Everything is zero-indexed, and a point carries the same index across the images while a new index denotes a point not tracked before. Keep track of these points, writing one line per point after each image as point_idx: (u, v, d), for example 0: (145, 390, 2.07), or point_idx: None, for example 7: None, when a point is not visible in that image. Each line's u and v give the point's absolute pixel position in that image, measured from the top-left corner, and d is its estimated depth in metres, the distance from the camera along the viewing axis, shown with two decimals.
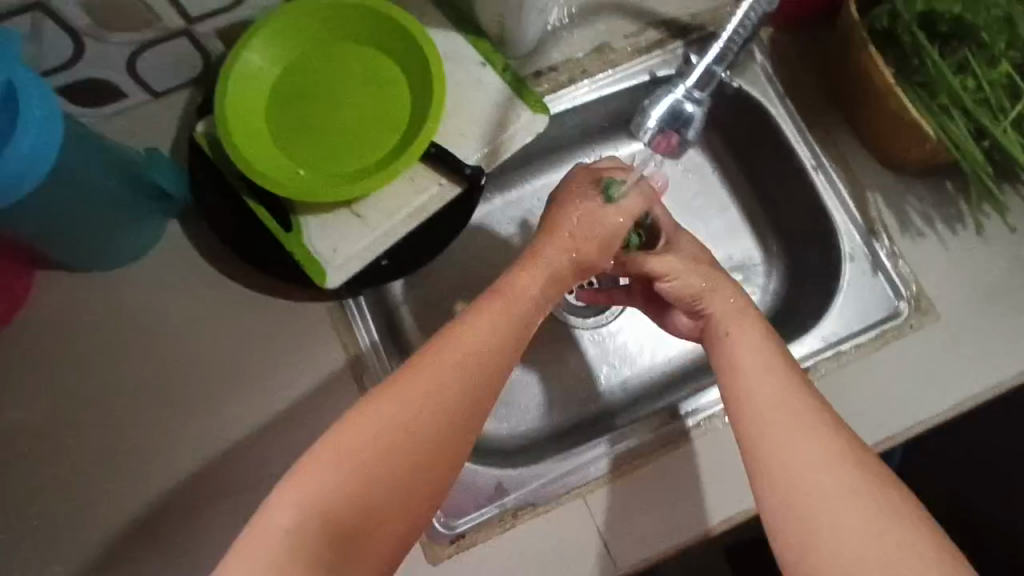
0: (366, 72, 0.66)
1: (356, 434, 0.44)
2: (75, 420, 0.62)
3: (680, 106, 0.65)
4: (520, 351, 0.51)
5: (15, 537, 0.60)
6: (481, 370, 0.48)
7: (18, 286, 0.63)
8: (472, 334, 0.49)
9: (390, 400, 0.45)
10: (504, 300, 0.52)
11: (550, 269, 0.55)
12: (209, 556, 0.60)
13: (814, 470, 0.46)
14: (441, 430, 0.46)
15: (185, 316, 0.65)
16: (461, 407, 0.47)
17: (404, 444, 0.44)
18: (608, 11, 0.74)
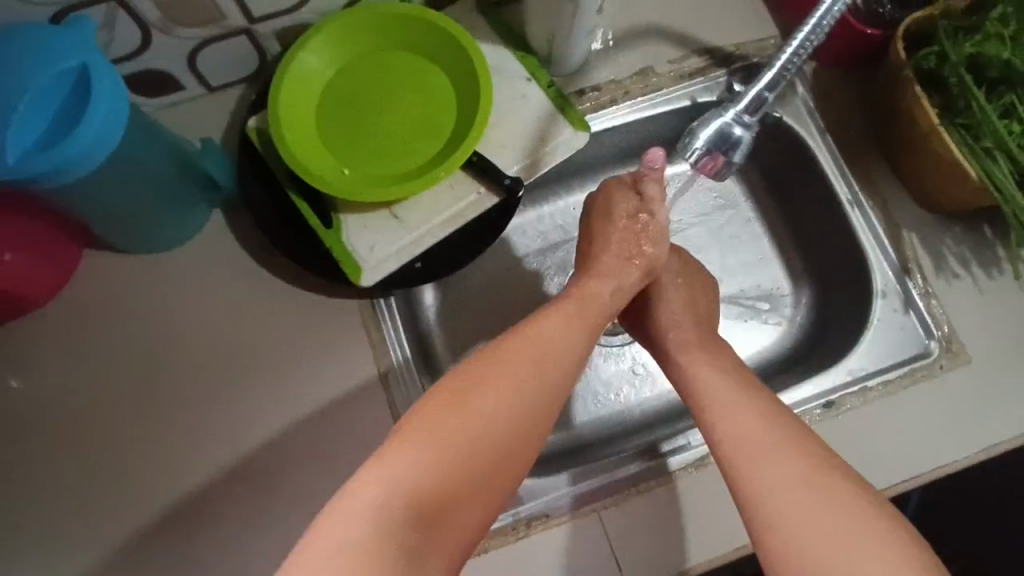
0: (416, 80, 0.67)
1: (446, 417, 0.46)
2: (107, 397, 0.64)
3: (726, 130, 0.57)
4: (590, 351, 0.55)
5: (42, 507, 0.61)
6: (558, 368, 0.52)
7: (67, 262, 0.65)
8: (549, 333, 0.53)
9: (477, 389, 0.48)
10: (576, 306, 0.57)
11: (614, 281, 0.61)
12: (227, 539, 0.61)
13: (801, 505, 0.47)
14: (524, 414, 0.48)
15: (222, 303, 0.67)
16: (542, 395, 0.50)
17: (489, 428, 0.47)
18: (654, 36, 0.76)
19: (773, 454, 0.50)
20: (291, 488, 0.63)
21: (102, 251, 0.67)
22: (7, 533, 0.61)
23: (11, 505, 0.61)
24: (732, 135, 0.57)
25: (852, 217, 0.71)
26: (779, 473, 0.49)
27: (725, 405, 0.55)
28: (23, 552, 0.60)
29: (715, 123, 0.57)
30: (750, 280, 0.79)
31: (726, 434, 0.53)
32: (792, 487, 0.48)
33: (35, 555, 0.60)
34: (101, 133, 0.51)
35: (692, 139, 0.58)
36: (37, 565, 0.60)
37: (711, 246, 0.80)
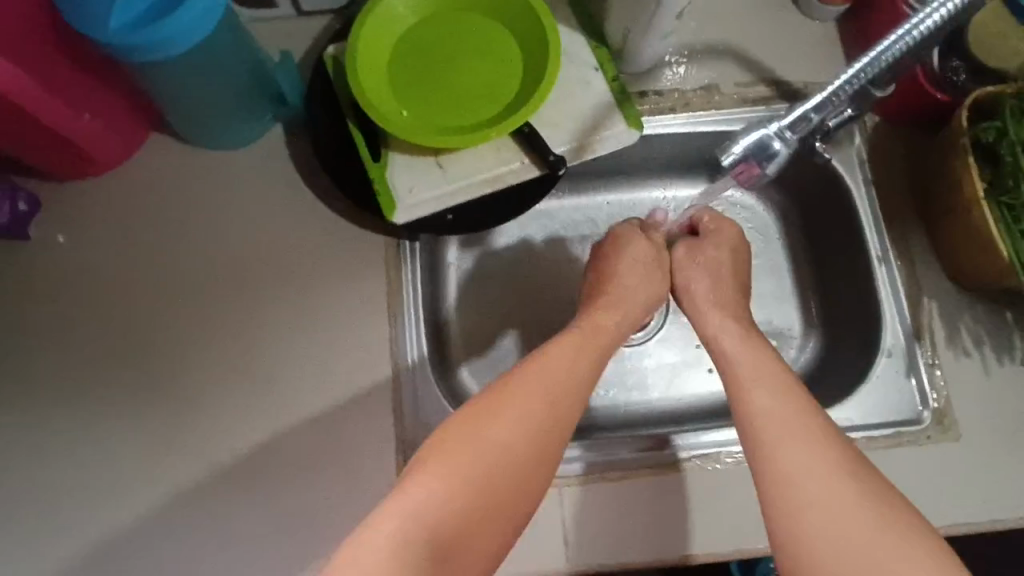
0: (490, 42, 0.70)
1: (452, 449, 0.48)
2: (150, 272, 0.70)
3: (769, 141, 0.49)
4: (593, 387, 0.55)
5: (72, 354, 0.68)
6: (564, 397, 0.52)
7: (135, 139, 0.71)
8: (554, 360, 0.54)
9: (483, 422, 0.49)
10: (585, 336, 0.58)
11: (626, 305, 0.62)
12: (217, 417, 0.67)
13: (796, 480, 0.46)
14: (527, 456, 0.49)
15: (263, 209, 0.72)
16: (542, 434, 0.50)
17: (501, 460, 0.48)
18: (727, 57, 0.77)
19: (782, 446, 0.48)
20: (287, 390, 0.68)
21: (173, 139, 0.73)
22: (38, 368, 0.68)
23: (45, 345, 0.68)
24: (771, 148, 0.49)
25: (876, 272, 0.72)
26: (814, 479, 0.46)
27: (754, 381, 0.53)
28: (46, 388, 0.67)
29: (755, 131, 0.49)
30: (763, 314, 0.80)
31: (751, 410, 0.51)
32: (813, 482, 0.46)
33: (56, 393, 0.67)
34: (209, 9, 0.56)
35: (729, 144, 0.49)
36: (56, 403, 0.67)
37: None
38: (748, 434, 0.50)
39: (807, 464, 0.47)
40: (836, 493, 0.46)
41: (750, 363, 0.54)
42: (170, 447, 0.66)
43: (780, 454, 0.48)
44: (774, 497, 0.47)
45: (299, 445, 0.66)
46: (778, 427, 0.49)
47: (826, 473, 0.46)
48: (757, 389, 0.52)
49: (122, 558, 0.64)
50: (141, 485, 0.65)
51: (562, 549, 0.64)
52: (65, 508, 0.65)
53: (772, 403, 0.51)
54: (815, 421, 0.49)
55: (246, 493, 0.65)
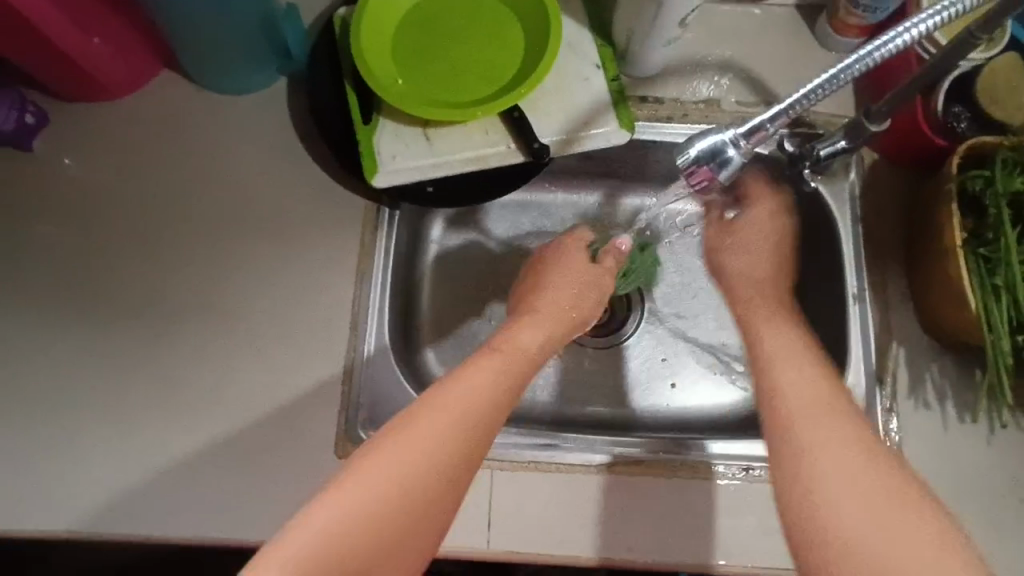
0: (494, 26, 0.71)
1: (366, 469, 0.49)
2: (139, 202, 0.73)
3: (724, 149, 0.47)
4: (515, 402, 0.58)
5: (54, 269, 0.71)
6: (479, 416, 0.54)
7: (145, 71, 0.74)
8: (473, 380, 0.56)
9: (398, 443, 0.51)
10: (505, 354, 0.61)
11: (548, 323, 0.67)
12: (175, 347, 0.69)
13: (819, 454, 0.50)
14: (451, 465, 0.51)
15: (254, 156, 0.74)
16: (454, 452, 0.52)
17: (413, 480, 0.50)
18: (733, 74, 0.77)
19: (817, 425, 0.52)
20: (247, 333, 0.70)
21: (181, 79, 0.76)
22: (20, 277, 0.70)
23: (30, 256, 0.71)
24: (726, 156, 0.47)
25: (850, 310, 0.70)
26: (831, 457, 0.49)
27: (790, 375, 0.57)
28: (24, 297, 0.70)
29: (711, 135, 0.47)
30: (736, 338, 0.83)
31: (786, 391, 0.55)
32: (829, 460, 0.49)
33: (32, 303, 0.70)
34: None
35: (682, 146, 0.47)
36: (31, 313, 0.70)
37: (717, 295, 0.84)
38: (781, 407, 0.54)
39: (828, 439, 0.50)
40: (850, 474, 0.48)
41: (783, 346, 0.60)
42: (129, 370, 0.68)
43: (805, 432, 0.52)
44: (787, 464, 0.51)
45: (251, 388, 0.68)
46: (807, 410, 0.53)
47: (841, 449, 0.49)
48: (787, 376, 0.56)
49: (64, 470, 0.66)
50: (94, 402, 0.67)
51: (484, 530, 0.64)
52: (20, 414, 0.67)
53: (804, 387, 0.55)
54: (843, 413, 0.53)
55: (191, 425, 0.67)
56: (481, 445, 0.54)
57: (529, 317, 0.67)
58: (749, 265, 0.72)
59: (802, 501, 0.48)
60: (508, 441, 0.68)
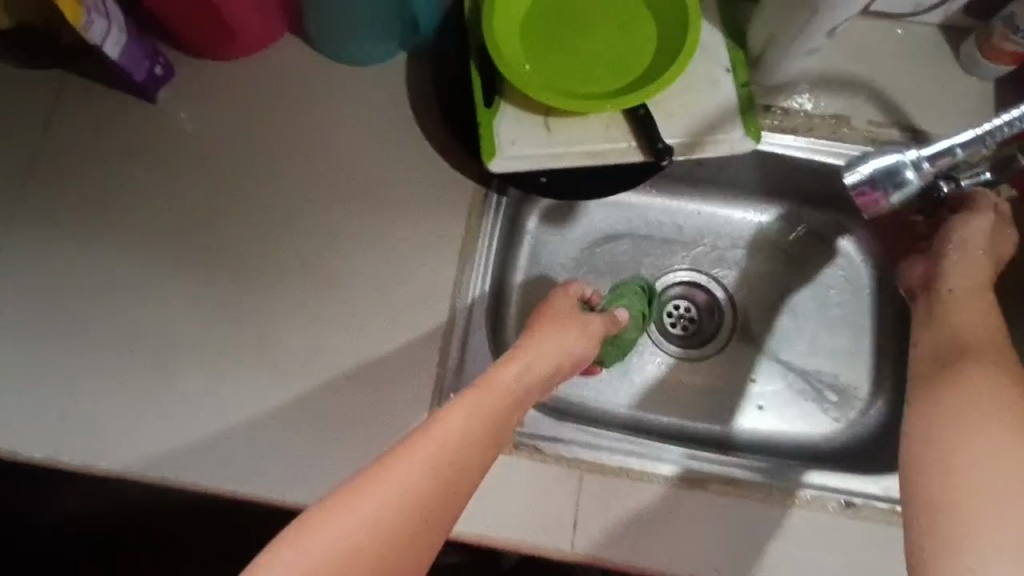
0: (628, 21, 0.69)
1: (319, 530, 0.40)
2: (254, 163, 0.73)
3: (899, 168, 0.46)
4: (498, 448, 0.50)
5: (165, 221, 0.72)
6: (460, 460, 0.46)
7: (272, 33, 0.75)
8: (453, 420, 0.48)
9: (362, 498, 0.42)
10: (486, 390, 0.52)
11: (534, 362, 0.57)
12: (275, 309, 0.70)
13: (960, 397, 0.50)
14: (430, 520, 0.43)
15: (369, 128, 0.74)
16: (436, 504, 0.43)
17: (386, 540, 0.41)
18: (866, 91, 0.73)
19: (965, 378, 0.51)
20: (345, 304, 0.70)
21: (305, 45, 0.76)
22: (131, 226, 0.71)
23: (143, 206, 0.72)
24: (903, 176, 0.46)
25: None
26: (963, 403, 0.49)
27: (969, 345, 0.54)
28: (133, 245, 0.71)
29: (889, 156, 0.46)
30: (830, 367, 0.79)
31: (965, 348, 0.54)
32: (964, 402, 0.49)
33: (141, 252, 0.71)
34: None
35: (858, 163, 0.46)
36: (139, 261, 0.70)
37: (814, 320, 0.81)
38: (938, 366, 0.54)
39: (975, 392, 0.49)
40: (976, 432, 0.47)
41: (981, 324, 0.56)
42: (231, 328, 0.69)
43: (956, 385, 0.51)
44: (926, 419, 0.50)
45: (348, 359, 0.68)
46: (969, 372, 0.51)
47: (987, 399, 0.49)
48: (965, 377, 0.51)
49: (160, 421, 0.66)
50: (195, 357, 0.68)
51: (569, 530, 0.63)
52: (122, 360, 0.68)
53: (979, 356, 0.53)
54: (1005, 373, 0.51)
55: (288, 389, 0.67)
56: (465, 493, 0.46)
57: (513, 355, 0.57)
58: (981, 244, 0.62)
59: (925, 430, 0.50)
60: (599, 445, 0.66)
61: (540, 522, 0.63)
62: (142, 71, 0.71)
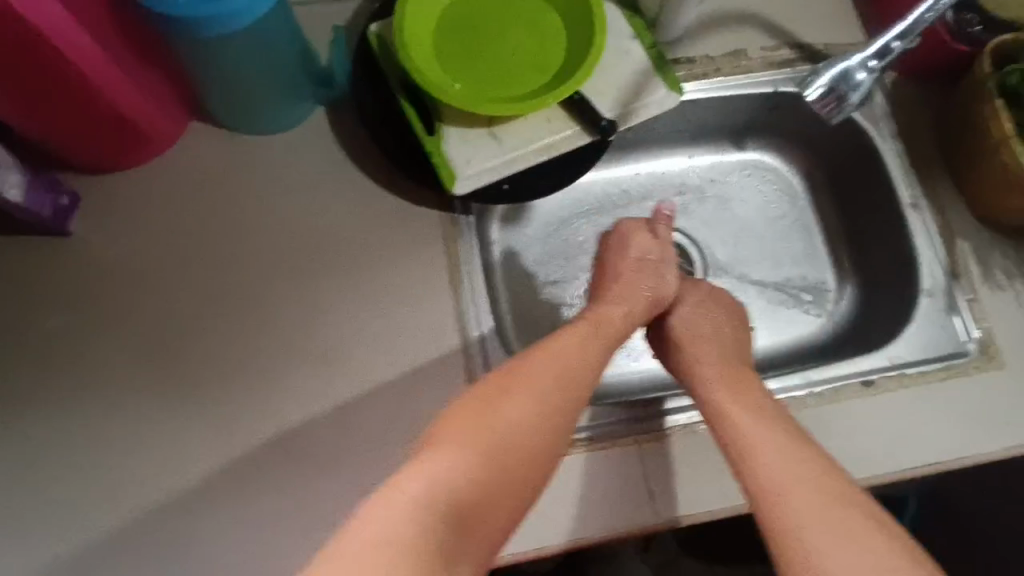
0: (531, 17, 0.71)
1: (475, 420, 0.51)
2: (205, 263, 0.69)
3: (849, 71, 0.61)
4: (602, 368, 0.61)
5: (132, 353, 0.66)
6: (574, 379, 0.57)
7: (176, 128, 0.70)
8: (564, 347, 0.59)
9: (502, 401, 0.53)
10: (594, 324, 0.63)
11: (626, 297, 0.67)
12: (279, 404, 0.65)
13: (784, 471, 0.53)
14: (547, 428, 0.54)
15: (312, 191, 0.71)
16: (555, 413, 0.54)
17: (521, 438, 0.52)
18: (751, 22, 0.80)
19: (794, 468, 0.53)
20: (351, 372, 0.67)
21: (214, 127, 0.72)
22: (93, 373, 0.65)
23: (101, 346, 0.66)
24: (854, 78, 0.61)
25: (910, 220, 0.76)
26: (811, 495, 0.51)
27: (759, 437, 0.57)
28: (100, 392, 0.64)
29: (839, 65, 0.61)
30: (798, 271, 0.86)
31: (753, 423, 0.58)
32: (807, 484, 0.52)
33: (117, 394, 0.64)
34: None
35: (815, 79, 0.61)
36: (115, 407, 0.64)
37: (770, 234, 0.88)
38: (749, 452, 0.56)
39: (795, 468, 0.53)
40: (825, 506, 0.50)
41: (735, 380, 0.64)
42: (244, 438, 0.64)
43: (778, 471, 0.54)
44: (781, 525, 0.51)
45: (377, 427, 0.65)
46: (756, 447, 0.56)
47: (794, 470, 0.53)
48: (746, 419, 0.59)
49: (206, 560, 0.61)
50: (216, 483, 0.63)
51: (648, 502, 0.64)
52: (138, 513, 0.62)
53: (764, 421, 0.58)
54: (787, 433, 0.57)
55: (327, 480, 0.63)
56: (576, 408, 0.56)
57: (606, 292, 0.68)
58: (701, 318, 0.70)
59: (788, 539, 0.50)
60: (645, 412, 0.68)
61: (620, 506, 0.64)
62: (49, 206, 0.65)
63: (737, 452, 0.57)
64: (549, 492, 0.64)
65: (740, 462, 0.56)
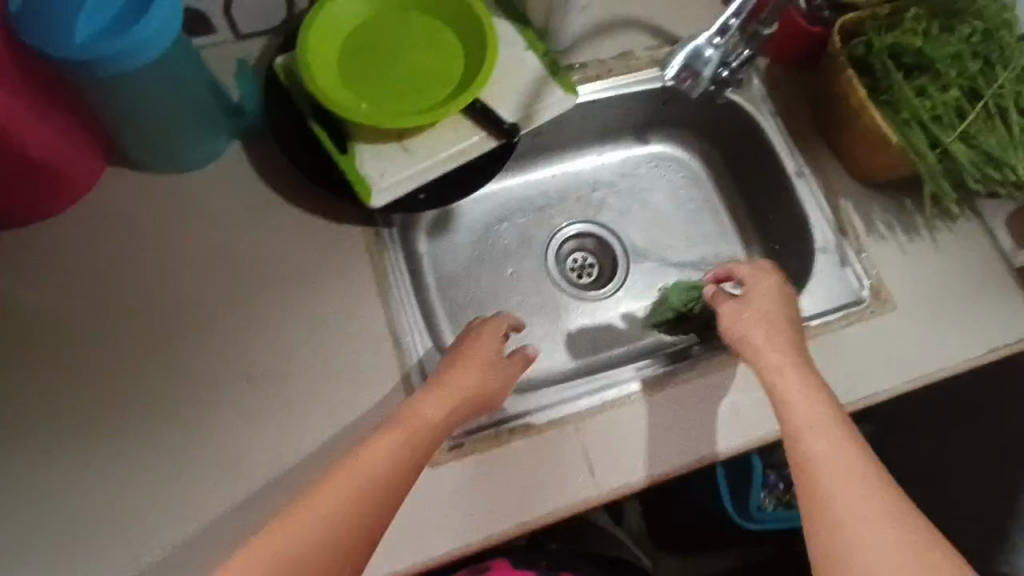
0: (430, 37, 0.76)
1: (272, 544, 0.50)
2: (132, 302, 0.69)
3: (699, 50, 0.78)
4: (408, 483, 0.56)
5: (65, 400, 0.66)
6: (380, 490, 0.54)
7: (91, 172, 0.71)
8: (373, 457, 0.56)
9: (307, 514, 0.51)
10: (404, 428, 0.59)
11: (447, 398, 0.62)
12: (222, 429, 0.67)
13: (837, 468, 0.54)
14: (346, 543, 0.51)
15: (233, 220, 0.73)
16: (355, 530, 0.52)
17: (318, 558, 0.50)
18: (635, 26, 0.87)
19: (840, 463, 0.54)
20: (291, 389, 0.69)
21: (130, 167, 0.73)
22: (29, 424, 0.65)
23: (35, 396, 0.66)
24: (700, 55, 0.78)
25: (799, 188, 0.83)
26: (852, 495, 0.53)
27: (811, 428, 0.57)
28: (38, 443, 0.65)
29: (689, 47, 0.78)
30: (711, 250, 0.92)
31: (801, 409, 0.59)
32: (854, 487, 0.53)
33: (58, 442, 0.65)
34: (153, 38, 0.58)
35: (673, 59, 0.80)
36: (55, 455, 0.65)
37: (684, 219, 0.94)
38: (799, 440, 0.57)
39: (844, 467, 0.54)
40: (870, 512, 0.52)
41: (789, 361, 0.63)
42: (190, 466, 0.65)
43: (825, 469, 0.54)
44: (817, 524, 0.53)
45: (321, 439, 0.67)
46: (811, 438, 0.56)
47: (850, 467, 0.54)
48: (813, 436, 0.56)
49: None
50: (166, 515, 0.64)
51: (590, 477, 0.68)
52: (90, 553, 0.63)
53: (818, 409, 0.58)
54: (841, 424, 0.57)
55: (278, 497, 0.65)
56: (382, 522, 0.54)
57: (429, 390, 0.62)
58: (761, 291, 0.68)
59: (826, 537, 0.52)
60: (577, 392, 0.72)
61: (561, 483, 0.68)
62: None
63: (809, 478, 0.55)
64: (496, 480, 0.67)
65: (791, 446, 0.57)
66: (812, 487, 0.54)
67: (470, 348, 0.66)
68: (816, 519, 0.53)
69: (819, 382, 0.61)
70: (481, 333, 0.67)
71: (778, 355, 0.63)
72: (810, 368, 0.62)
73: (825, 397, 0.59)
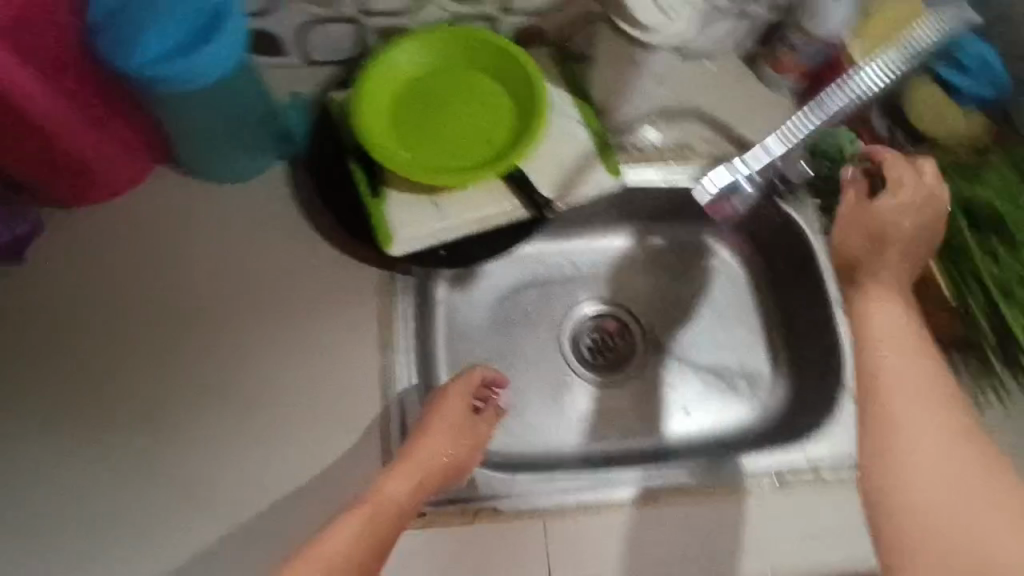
0: (485, 96, 0.76)
1: None
2: (152, 300, 0.73)
3: (739, 185, 0.64)
4: (374, 560, 0.59)
5: (73, 382, 0.70)
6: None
7: (139, 170, 0.74)
8: (331, 543, 0.58)
9: None
10: (369, 508, 0.61)
11: (415, 472, 0.65)
12: (206, 440, 0.69)
13: (924, 440, 0.49)
14: None
15: (262, 239, 0.75)
16: None
17: None
18: (699, 118, 0.84)
19: (926, 436, 0.49)
20: (279, 417, 0.70)
21: (177, 172, 0.76)
22: (37, 397, 0.70)
23: (48, 371, 0.70)
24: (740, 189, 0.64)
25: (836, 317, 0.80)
26: (930, 470, 0.48)
27: (907, 395, 0.51)
28: (39, 416, 0.69)
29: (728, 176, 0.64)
30: (737, 359, 0.87)
31: (898, 369, 0.53)
32: (941, 462, 0.48)
33: (58, 419, 0.69)
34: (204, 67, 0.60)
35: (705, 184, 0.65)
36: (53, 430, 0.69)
37: (714, 321, 0.89)
38: (882, 388, 0.52)
39: (933, 446, 0.49)
40: (953, 479, 0.47)
41: (897, 327, 0.56)
42: (169, 471, 0.68)
43: (904, 430, 0.50)
44: (886, 496, 0.49)
45: (296, 473, 0.69)
46: (889, 389, 0.52)
47: (945, 441, 0.49)
48: (901, 399, 0.51)
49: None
50: (139, 512, 0.67)
51: None
52: (64, 531, 0.67)
53: (911, 370, 0.52)
54: (944, 391, 0.51)
55: (243, 521, 0.67)
56: None
57: (396, 467, 0.65)
58: (906, 221, 0.60)
59: (884, 501, 0.49)
60: (558, 488, 0.70)
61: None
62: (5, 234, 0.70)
63: (872, 385, 0.53)
64: (453, 557, 0.67)
65: (871, 397, 0.53)
66: (885, 440, 0.51)
67: (438, 414, 0.69)
68: (878, 487, 0.50)
69: (932, 357, 0.54)
70: (450, 395, 0.71)
71: (890, 317, 0.57)
72: (930, 347, 0.54)
73: (938, 384, 0.52)
